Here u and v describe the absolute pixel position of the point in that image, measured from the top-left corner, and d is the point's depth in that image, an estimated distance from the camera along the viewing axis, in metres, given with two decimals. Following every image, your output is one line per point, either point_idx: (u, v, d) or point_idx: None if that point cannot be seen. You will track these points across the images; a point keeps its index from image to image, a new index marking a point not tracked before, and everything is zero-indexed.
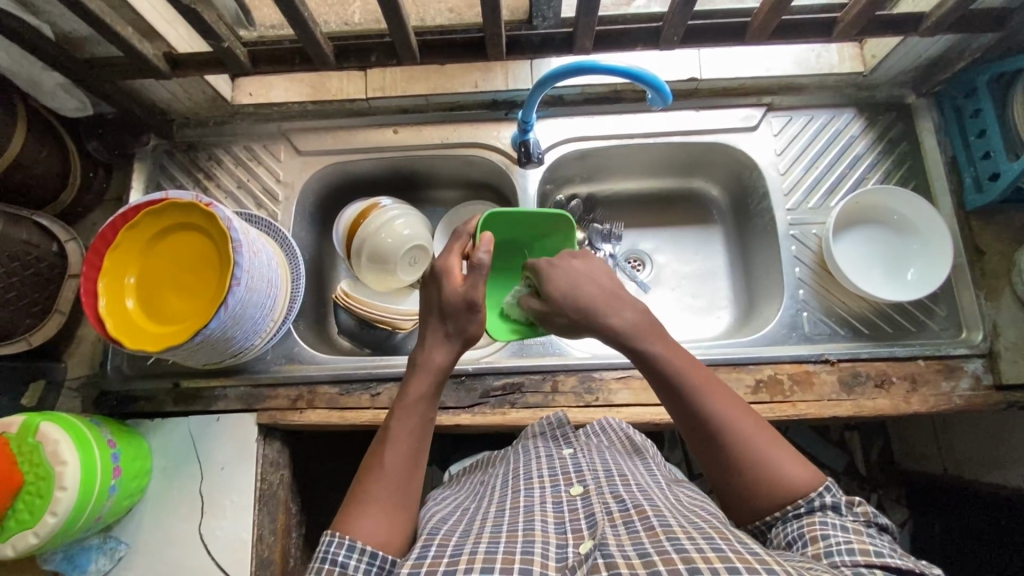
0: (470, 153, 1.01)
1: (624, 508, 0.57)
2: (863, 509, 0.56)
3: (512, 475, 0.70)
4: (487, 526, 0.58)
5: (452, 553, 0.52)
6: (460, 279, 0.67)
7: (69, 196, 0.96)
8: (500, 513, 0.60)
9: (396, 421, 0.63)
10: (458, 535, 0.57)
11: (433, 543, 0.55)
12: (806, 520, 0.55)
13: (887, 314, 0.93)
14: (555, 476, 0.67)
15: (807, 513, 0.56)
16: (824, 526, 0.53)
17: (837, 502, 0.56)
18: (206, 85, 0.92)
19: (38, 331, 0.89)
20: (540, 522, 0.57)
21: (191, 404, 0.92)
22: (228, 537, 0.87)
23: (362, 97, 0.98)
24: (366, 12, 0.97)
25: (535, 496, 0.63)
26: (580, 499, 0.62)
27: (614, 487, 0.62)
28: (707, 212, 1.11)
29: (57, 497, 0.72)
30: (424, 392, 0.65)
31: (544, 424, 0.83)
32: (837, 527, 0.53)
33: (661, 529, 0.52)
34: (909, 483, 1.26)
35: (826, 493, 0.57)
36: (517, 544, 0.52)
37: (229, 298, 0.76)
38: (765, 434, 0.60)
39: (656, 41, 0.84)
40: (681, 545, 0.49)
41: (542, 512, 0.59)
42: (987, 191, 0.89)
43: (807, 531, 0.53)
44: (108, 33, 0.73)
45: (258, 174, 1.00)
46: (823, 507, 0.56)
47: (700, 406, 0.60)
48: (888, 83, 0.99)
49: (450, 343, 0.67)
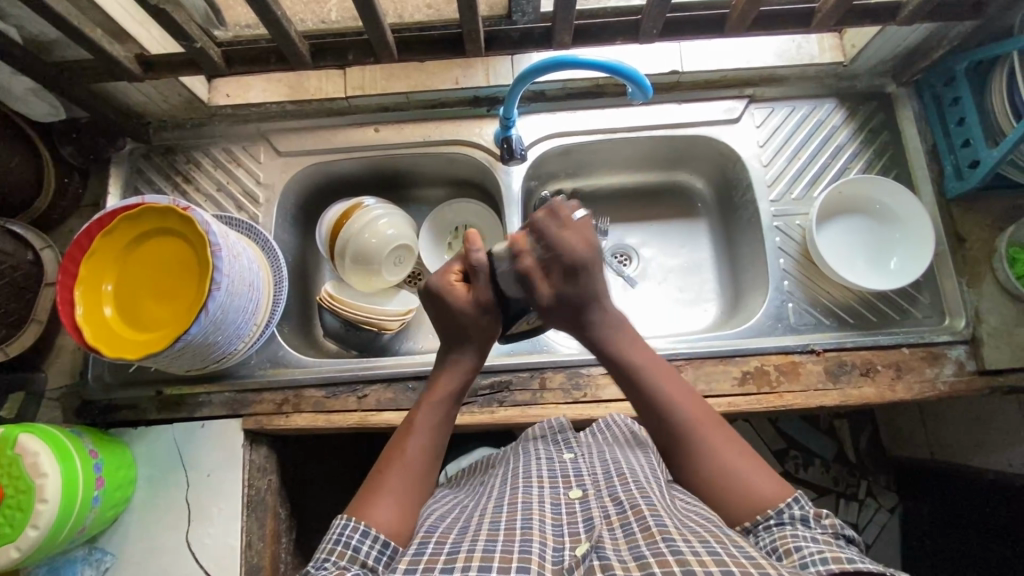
0: (453, 150, 1.00)
1: (622, 509, 0.57)
2: (831, 522, 0.57)
3: (511, 474, 0.71)
4: (485, 522, 0.58)
5: (449, 550, 0.53)
6: (463, 290, 0.70)
7: (44, 203, 0.93)
8: (498, 510, 0.61)
9: (421, 412, 0.68)
10: (456, 531, 0.57)
11: (432, 540, 0.56)
12: (778, 534, 0.55)
13: (872, 303, 0.93)
14: (555, 478, 0.68)
15: (777, 525, 0.56)
16: (796, 539, 0.53)
17: (805, 515, 0.56)
18: (182, 86, 0.90)
19: (14, 341, 0.87)
20: (538, 521, 0.57)
21: (176, 411, 0.91)
22: (216, 545, 0.86)
23: (341, 96, 0.97)
24: (343, 10, 0.95)
25: (533, 494, 0.64)
26: (579, 502, 0.62)
27: (613, 487, 0.63)
28: (692, 205, 1.11)
29: (39, 509, 0.71)
30: (449, 393, 0.69)
31: (545, 428, 0.83)
32: (809, 539, 0.53)
33: (657, 529, 0.52)
34: (897, 469, 1.28)
35: (795, 505, 0.57)
36: (514, 543, 0.52)
37: (209, 303, 0.74)
38: (737, 453, 0.62)
39: (636, 34, 0.83)
40: (677, 546, 0.49)
41: (540, 511, 0.59)
42: (967, 178, 0.90)
43: (780, 545, 0.53)
44: (78, 36, 0.71)
45: (237, 176, 0.99)
46: (793, 521, 0.56)
47: (670, 416, 0.65)
48: (869, 73, 0.99)
49: (472, 349, 0.71)
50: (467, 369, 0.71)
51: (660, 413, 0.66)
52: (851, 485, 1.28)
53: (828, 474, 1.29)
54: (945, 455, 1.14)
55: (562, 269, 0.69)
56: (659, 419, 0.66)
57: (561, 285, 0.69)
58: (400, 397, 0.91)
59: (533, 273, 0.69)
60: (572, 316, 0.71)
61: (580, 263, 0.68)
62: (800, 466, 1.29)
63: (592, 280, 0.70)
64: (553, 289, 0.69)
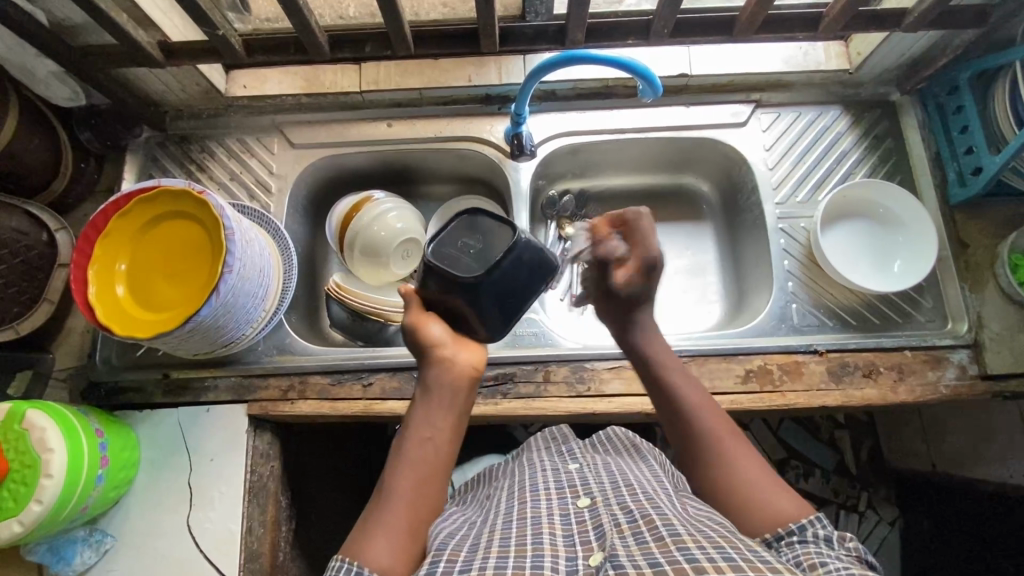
0: (463, 146, 1.02)
1: (632, 518, 0.56)
2: (854, 545, 0.55)
3: (517, 487, 0.70)
4: (495, 539, 0.57)
5: (460, 569, 0.51)
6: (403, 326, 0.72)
7: (60, 184, 0.95)
8: (507, 525, 0.60)
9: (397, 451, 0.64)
10: (467, 549, 0.55)
11: (442, 559, 0.54)
12: (804, 550, 0.53)
13: (875, 306, 0.94)
14: (561, 489, 0.67)
15: (800, 542, 0.55)
16: (821, 556, 0.52)
17: (829, 535, 0.55)
18: (200, 75, 0.92)
19: (27, 320, 0.87)
20: (548, 535, 0.56)
21: (182, 395, 0.91)
22: (217, 529, 0.86)
23: (356, 90, 0.99)
24: (361, 7, 0.97)
25: (543, 507, 0.63)
26: (588, 510, 0.61)
27: (622, 497, 0.61)
28: (697, 207, 1.12)
29: (42, 484, 0.71)
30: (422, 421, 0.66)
31: (545, 436, 0.86)
32: (834, 558, 0.52)
33: (672, 539, 0.51)
34: (897, 482, 1.28)
35: (817, 524, 0.56)
36: (526, 559, 0.52)
37: (220, 286, 0.75)
38: (757, 471, 0.63)
39: (647, 35, 0.85)
40: (692, 554, 0.48)
41: (550, 524, 0.58)
42: (969, 185, 0.91)
43: (805, 559, 0.52)
44: (104, 19, 0.73)
45: (250, 166, 1.00)
46: (816, 539, 0.55)
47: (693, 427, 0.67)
48: (874, 81, 1.01)
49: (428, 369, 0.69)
50: (430, 383, 0.68)
51: (687, 420, 0.68)
52: (852, 496, 1.28)
53: (827, 485, 1.28)
54: (946, 465, 1.14)
55: (641, 260, 0.75)
56: (686, 427, 0.67)
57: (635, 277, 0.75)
58: (405, 386, 0.91)
59: (609, 258, 0.77)
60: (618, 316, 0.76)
61: (658, 260, 0.75)
62: (800, 475, 1.29)
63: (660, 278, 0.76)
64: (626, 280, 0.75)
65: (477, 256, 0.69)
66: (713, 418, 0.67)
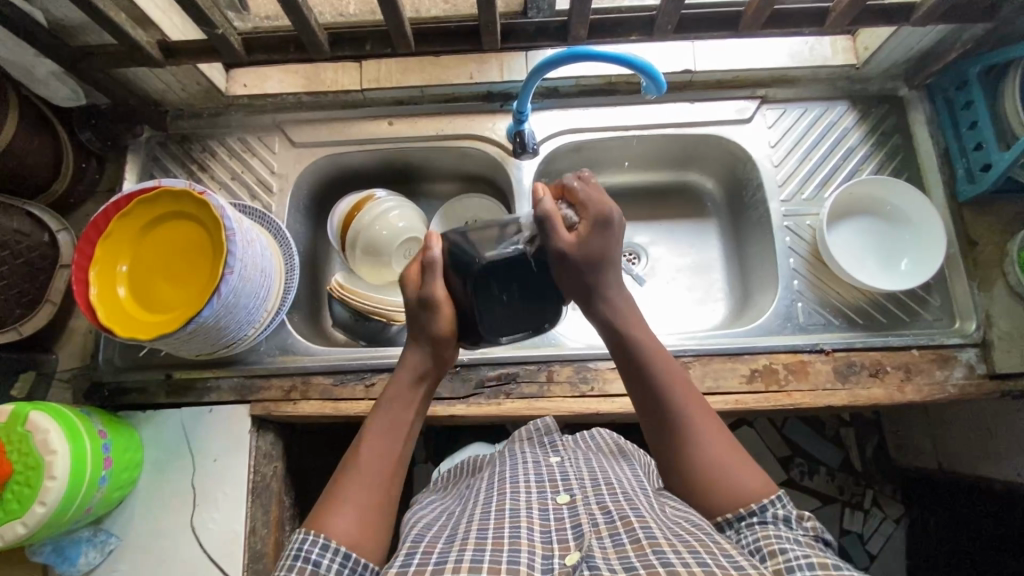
0: (465, 144, 1.01)
1: (611, 519, 0.56)
2: (811, 524, 0.57)
3: (497, 479, 0.69)
4: (472, 531, 0.56)
5: (436, 560, 0.51)
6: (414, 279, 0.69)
7: (61, 186, 0.95)
8: (484, 515, 0.59)
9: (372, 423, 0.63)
10: (443, 541, 0.55)
11: (420, 550, 0.54)
12: (762, 535, 0.53)
13: (882, 305, 0.93)
14: (542, 482, 0.66)
15: (760, 523, 0.55)
16: (779, 540, 0.52)
17: (788, 515, 0.56)
18: (201, 75, 0.91)
19: (29, 321, 0.88)
20: (525, 530, 0.55)
21: (184, 395, 0.92)
22: (221, 530, 0.86)
23: (357, 88, 0.98)
24: (362, 4, 0.96)
25: (521, 500, 0.62)
26: (566, 508, 0.60)
27: (601, 497, 0.61)
28: (702, 205, 1.11)
29: (46, 486, 0.71)
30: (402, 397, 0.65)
31: (533, 429, 0.84)
32: (793, 542, 0.52)
33: (647, 542, 0.51)
34: (903, 480, 1.27)
35: (778, 504, 0.56)
36: (502, 553, 0.51)
37: (222, 287, 0.75)
38: (728, 445, 0.61)
39: (651, 31, 0.84)
40: (667, 559, 0.48)
41: (528, 519, 0.57)
42: (979, 181, 0.90)
43: (764, 545, 0.52)
44: (101, 19, 0.73)
45: (252, 166, 1.00)
46: (775, 520, 0.55)
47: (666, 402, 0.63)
48: (881, 76, 1.00)
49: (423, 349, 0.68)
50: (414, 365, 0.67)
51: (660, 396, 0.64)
52: (857, 494, 1.27)
53: (832, 483, 1.28)
54: (952, 464, 1.13)
55: (592, 220, 0.66)
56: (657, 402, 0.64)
57: (583, 240, 0.66)
58: None
59: (555, 217, 0.65)
60: (579, 287, 0.68)
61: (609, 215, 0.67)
62: (805, 473, 1.28)
63: (612, 236, 0.67)
64: (579, 240, 0.66)
65: (501, 303, 0.69)
66: (689, 398, 0.64)
